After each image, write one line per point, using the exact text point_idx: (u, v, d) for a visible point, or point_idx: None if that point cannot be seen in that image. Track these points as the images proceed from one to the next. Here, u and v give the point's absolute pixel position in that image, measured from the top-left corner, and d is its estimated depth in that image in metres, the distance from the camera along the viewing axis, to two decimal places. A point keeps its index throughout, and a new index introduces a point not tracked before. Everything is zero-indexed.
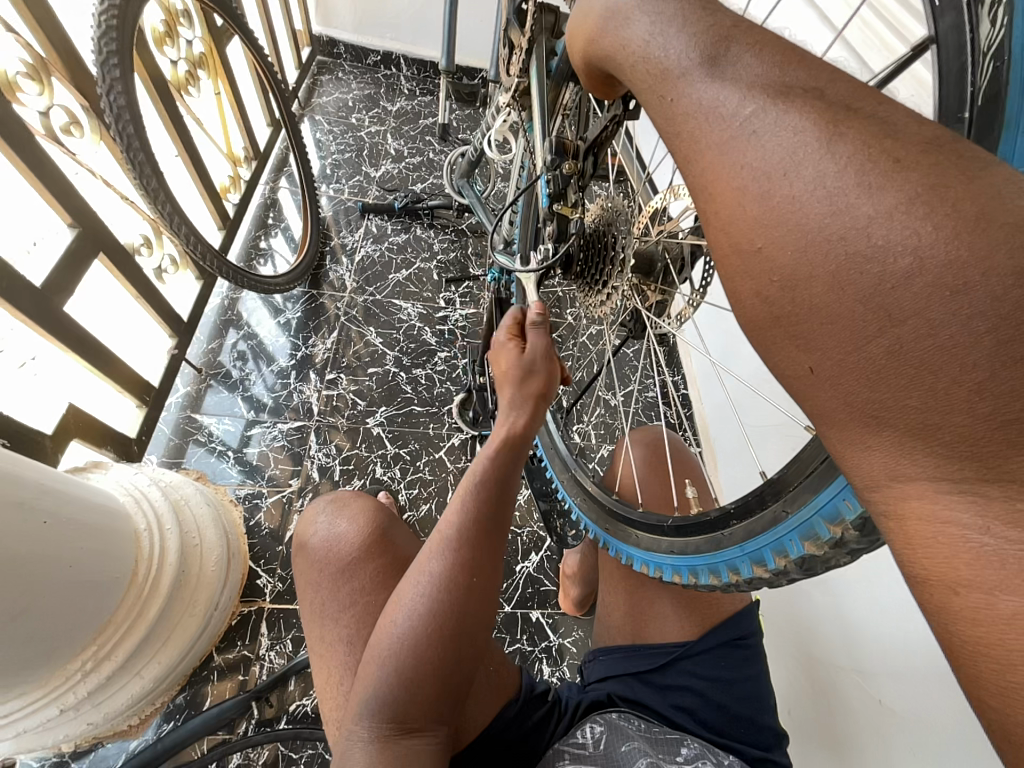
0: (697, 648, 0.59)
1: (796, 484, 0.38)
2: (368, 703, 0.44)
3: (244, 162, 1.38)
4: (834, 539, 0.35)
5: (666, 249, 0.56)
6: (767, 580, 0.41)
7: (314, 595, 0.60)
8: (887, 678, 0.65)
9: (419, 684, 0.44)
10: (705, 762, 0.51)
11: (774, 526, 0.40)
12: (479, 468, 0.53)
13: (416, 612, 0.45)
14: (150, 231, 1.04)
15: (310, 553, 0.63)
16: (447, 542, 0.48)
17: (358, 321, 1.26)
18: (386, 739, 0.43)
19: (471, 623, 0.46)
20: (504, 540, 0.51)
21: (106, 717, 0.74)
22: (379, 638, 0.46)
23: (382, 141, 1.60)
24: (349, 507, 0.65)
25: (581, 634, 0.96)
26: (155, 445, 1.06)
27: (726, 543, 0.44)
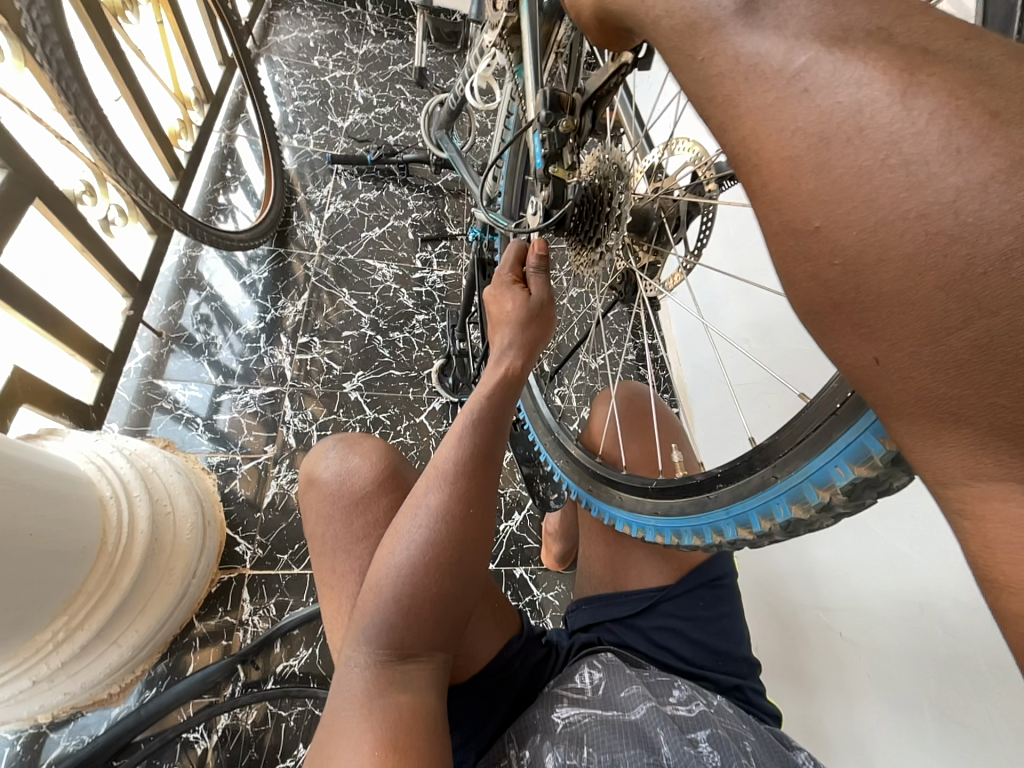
0: (674, 591, 0.61)
1: (788, 450, 0.39)
2: (366, 630, 0.45)
3: (195, 105, 1.26)
4: (821, 503, 0.36)
5: (662, 207, 0.55)
6: (750, 541, 0.42)
7: (325, 530, 0.58)
8: (849, 615, 0.70)
9: (418, 614, 0.45)
10: (698, 702, 0.52)
11: (762, 490, 0.40)
12: (476, 407, 0.51)
13: (413, 543, 0.45)
14: (92, 177, 0.95)
15: (321, 487, 0.60)
16: (443, 478, 0.48)
17: (330, 283, 1.20)
18: (384, 665, 0.44)
19: (471, 557, 0.47)
20: (498, 470, 0.51)
21: (84, 687, 0.73)
22: (374, 570, 0.46)
23: (348, 88, 1.49)
24: (359, 445, 0.63)
25: (564, 588, 0.99)
26: (115, 412, 0.99)
27: (711, 505, 0.45)
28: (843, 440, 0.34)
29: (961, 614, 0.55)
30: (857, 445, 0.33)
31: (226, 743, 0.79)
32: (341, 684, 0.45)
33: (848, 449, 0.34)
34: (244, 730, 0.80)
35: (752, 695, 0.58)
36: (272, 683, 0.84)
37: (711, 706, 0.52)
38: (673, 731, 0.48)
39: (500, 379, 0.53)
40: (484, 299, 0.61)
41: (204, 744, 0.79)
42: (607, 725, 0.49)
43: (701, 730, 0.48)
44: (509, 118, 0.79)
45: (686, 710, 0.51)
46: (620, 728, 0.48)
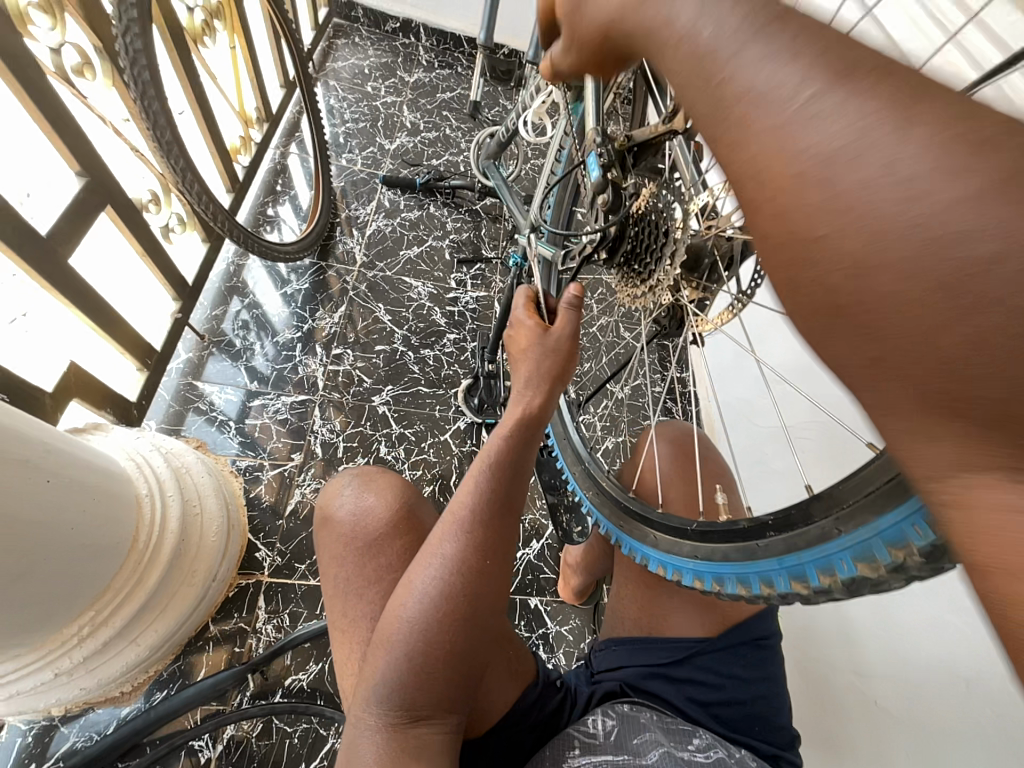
0: (714, 645, 0.59)
1: (853, 501, 0.37)
2: (379, 688, 0.44)
3: (255, 124, 1.34)
4: (895, 563, 0.34)
5: (715, 246, 0.55)
6: (804, 596, 0.41)
7: (339, 572, 0.59)
8: (884, 681, 0.66)
9: (430, 670, 0.44)
10: (715, 751, 0.51)
11: (823, 542, 0.39)
12: (493, 451, 0.52)
13: (427, 595, 0.45)
14: (158, 187, 1.00)
15: (335, 526, 0.61)
16: (459, 526, 0.48)
17: (366, 297, 1.23)
18: (395, 727, 0.43)
19: (485, 607, 0.46)
20: (513, 516, 0.51)
21: (99, 683, 0.73)
22: (388, 623, 0.46)
23: (397, 113, 1.55)
24: (375, 482, 0.63)
25: (578, 623, 0.97)
26: (154, 410, 1.03)
27: (761, 554, 0.44)
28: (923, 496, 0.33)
29: None
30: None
31: (231, 754, 0.78)
32: (353, 747, 0.43)
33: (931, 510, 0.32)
34: (248, 742, 0.79)
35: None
36: (279, 697, 0.83)
37: (731, 757, 0.51)
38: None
39: (514, 424, 0.53)
40: (506, 339, 0.63)
41: (208, 752, 0.78)
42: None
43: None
44: (562, 151, 0.81)
45: (705, 757, 0.50)
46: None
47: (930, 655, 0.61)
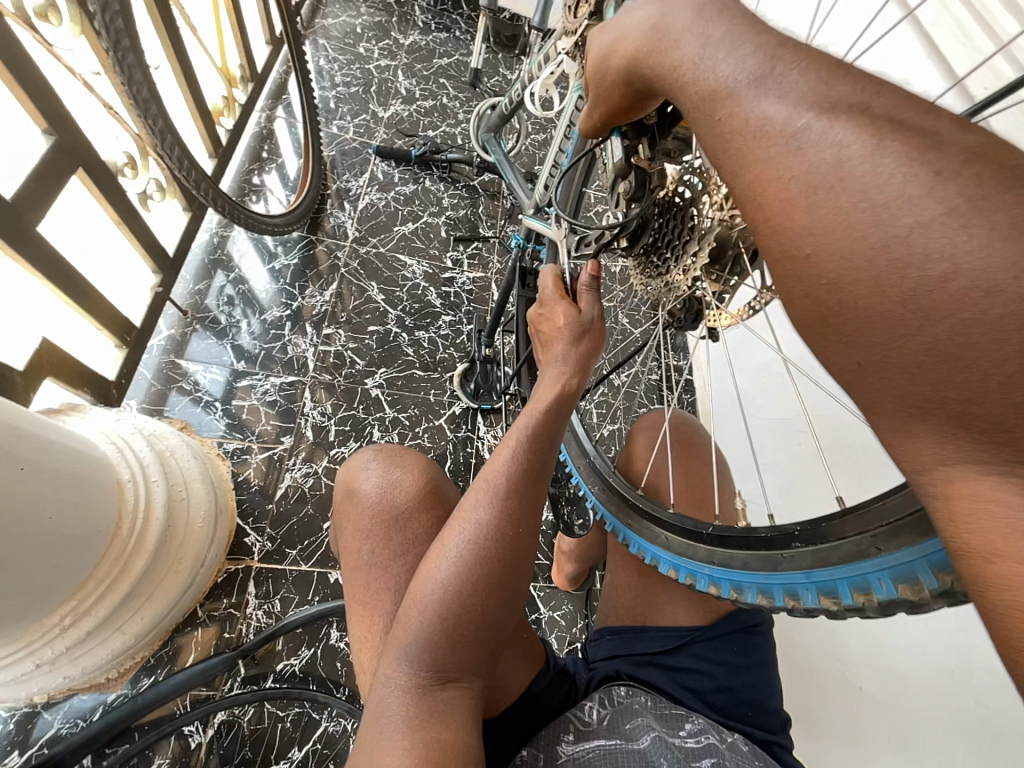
0: (710, 634, 0.60)
1: (892, 521, 0.36)
2: (408, 649, 0.43)
3: (239, 83, 1.25)
4: (941, 589, 0.33)
5: (739, 237, 0.51)
6: (832, 612, 0.40)
7: (362, 545, 0.56)
8: (870, 669, 0.68)
9: (462, 632, 0.43)
10: (706, 733, 0.52)
11: (858, 560, 0.38)
12: (534, 418, 0.49)
13: (462, 558, 0.44)
14: (135, 150, 0.93)
15: (359, 500, 0.59)
16: (494, 492, 0.47)
17: (359, 275, 1.18)
18: (424, 688, 0.42)
19: (517, 576, 0.46)
20: (546, 485, 0.50)
21: (83, 671, 0.71)
22: (418, 586, 0.45)
23: (391, 78, 1.47)
24: (401, 461, 0.61)
25: (571, 608, 0.97)
26: (135, 389, 0.98)
27: (784, 565, 0.43)
28: None
29: (993, 682, 0.53)
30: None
31: (221, 738, 0.78)
32: (378, 707, 0.43)
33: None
34: (240, 727, 0.79)
35: (779, 751, 0.56)
36: (271, 682, 0.82)
37: (723, 741, 0.52)
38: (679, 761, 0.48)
39: (554, 395, 0.50)
40: (533, 321, 0.59)
41: (199, 737, 0.77)
42: (613, 759, 0.48)
43: (707, 760, 0.49)
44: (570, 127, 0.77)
45: (695, 742, 0.51)
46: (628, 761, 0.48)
47: (908, 648, 0.62)
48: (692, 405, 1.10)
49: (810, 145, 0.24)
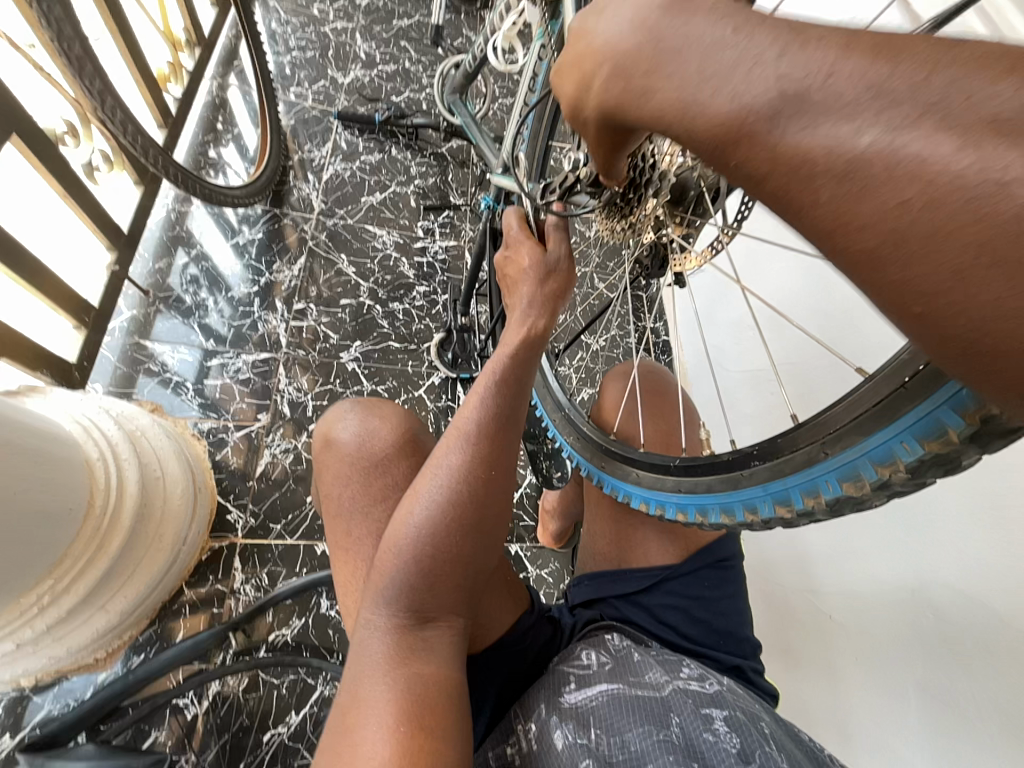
0: (682, 569, 0.62)
1: (840, 426, 0.38)
2: (386, 592, 0.44)
3: (185, 48, 1.19)
4: (879, 480, 0.35)
5: (702, 177, 0.52)
6: (787, 520, 0.42)
7: (342, 490, 0.57)
8: (839, 598, 0.71)
9: (439, 574, 0.44)
10: (710, 679, 0.53)
11: (808, 467, 0.40)
12: (505, 364, 0.49)
13: (435, 502, 0.45)
14: (73, 116, 0.89)
15: (336, 449, 0.59)
16: (465, 439, 0.47)
17: (328, 248, 1.14)
18: (404, 627, 0.44)
19: (491, 520, 0.47)
20: (519, 428, 0.50)
21: (69, 651, 0.71)
22: (394, 531, 0.46)
23: (350, 41, 1.40)
24: (378, 411, 0.61)
25: (557, 565, 1.00)
26: (100, 374, 0.95)
27: (744, 483, 0.45)
28: (910, 416, 0.34)
29: (951, 598, 0.56)
30: (929, 420, 0.32)
31: (218, 709, 0.79)
32: (360, 647, 0.44)
33: (919, 424, 0.33)
34: (235, 697, 0.80)
35: (753, 674, 0.60)
36: (264, 652, 0.83)
37: (722, 685, 0.53)
38: (689, 713, 0.48)
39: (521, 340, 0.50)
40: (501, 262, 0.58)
41: (194, 709, 0.78)
42: (617, 705, 0.49)
43: (717, 708, 0.48)
44: (535, 78, 0.74)
45: (697, 685, 0.52)
46: (633, 707, 0.48)
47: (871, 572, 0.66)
48: (668, 363, 1.11)
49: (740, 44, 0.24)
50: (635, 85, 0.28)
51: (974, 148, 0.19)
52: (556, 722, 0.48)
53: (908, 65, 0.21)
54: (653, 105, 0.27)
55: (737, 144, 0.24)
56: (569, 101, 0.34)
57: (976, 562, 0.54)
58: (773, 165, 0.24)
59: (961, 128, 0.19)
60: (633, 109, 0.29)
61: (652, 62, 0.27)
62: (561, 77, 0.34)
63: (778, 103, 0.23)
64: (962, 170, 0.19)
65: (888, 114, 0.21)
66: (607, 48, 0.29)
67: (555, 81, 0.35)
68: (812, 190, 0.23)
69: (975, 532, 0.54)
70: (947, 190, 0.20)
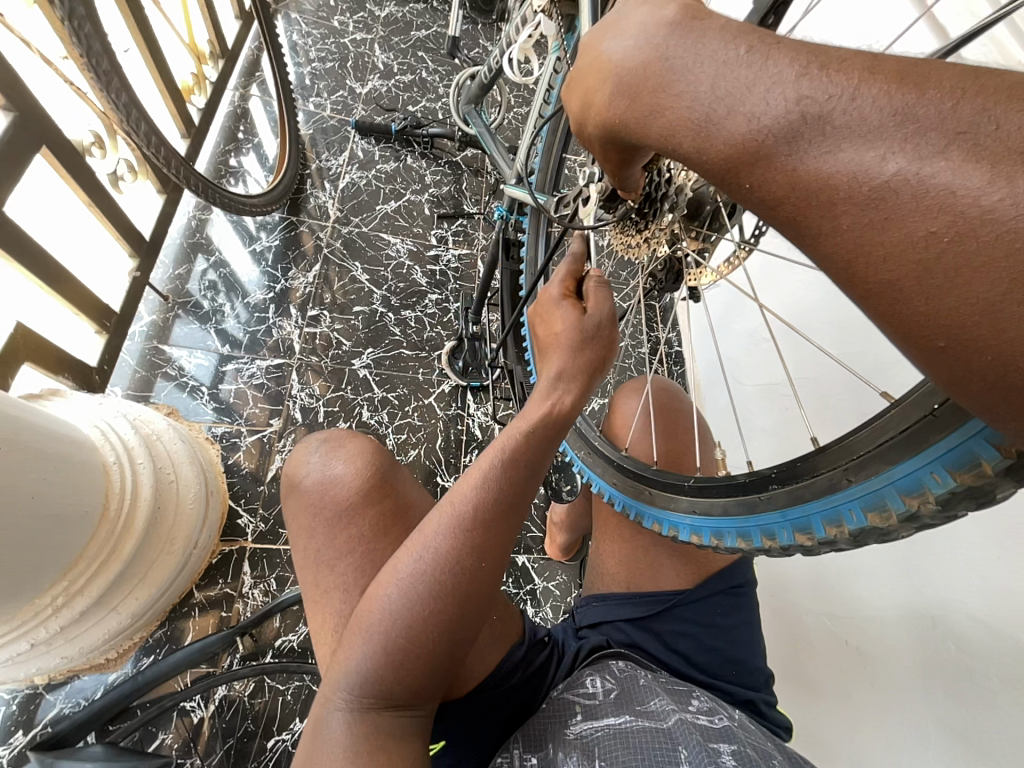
0: (692, 595, 0.61)
1: (863, 453, 0.37)
2: (352, 674, 0.44)
3: (209, 61, 1.23)
4: (908, 512, 0.34)
5: (717, 193, 0.51)
6: (807, 547, 0.41)
7: (307, 543, 0.57)
8: (854, 622, 0.69)
9: (411, 665, 0.43)
10: (719, 715, 0.52)
11: (828, 495, 0.39)
12: (506, 446, 0.48)
13: (414, 589, 0.44)
14: (100, 127, 0.93)
15: (303, 495, 0.59)
16: (455, 521, 0.46)
17: (342, 255, 1.16)
18: (366, 713, 0.43)
19: (473, 612, 0.45)
20: (521, 511, 0.49)
21: (81, 651, 0.73)
22: (371, 607, 0.45)
23: (368, 52, 1.42)
24: (344, 449, 0.61)
25: (564, 579, 0.99)
26: (120, 377, 0.98)
27: (761, 507, 0.44)
28: (942, 445, 0.32)
29: (971, 626, 0.54)
30: (961, 451, 0.31)
31: (223, 713, 0.79)
32: (321, 719, 0.44)
33: (950, 456, 0.32)
34: (240, 701, 0.80)
35: (765, 708, 0.58)
36: (270, 657, 0.83)
37: (733, 720, 0.51)
38: (696, 745, 0.46)
39: (537, 418, 0.49)
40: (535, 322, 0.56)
41: (200, 713, 0.79)
42: (622, 739, 0.48)
43: (724, 743, 0.47)
44: (550, 92, 0.74)
45: (707, 718, 0.50)
46: (639, 741, 0.47)
47: (891, 601, 0.63)
48: (681, 375, 1.10)
49: (750, 76, 0.24)
50: (641, 103, 0.28)
51: (1005, 181, 0.18)
52: (562, 757, 0.47)
53: (935, 93, 0.20)
54: (662, 123, 0.27)
55: (752, 165, 0.24)
56: (576, 118, 0.34)
57: (997, 593, 0.52)
58: (793, 187, 0.23)
59: (986, 177, 0.19)
60: (640, 126, 0.29)
61: (658, 81, 0.27)
62: (569, 93, 0.34)
63: (798, 125, 0.22)
64: (994, 202, 0.19)
65: (912, 144, 0.20)
66: (614, 67, 0.29)
67: (566, 94, 0.35)
68: (833, 216, 0.22)
69: (997, 559, 0.52)
70: (975, 223, 0.19)
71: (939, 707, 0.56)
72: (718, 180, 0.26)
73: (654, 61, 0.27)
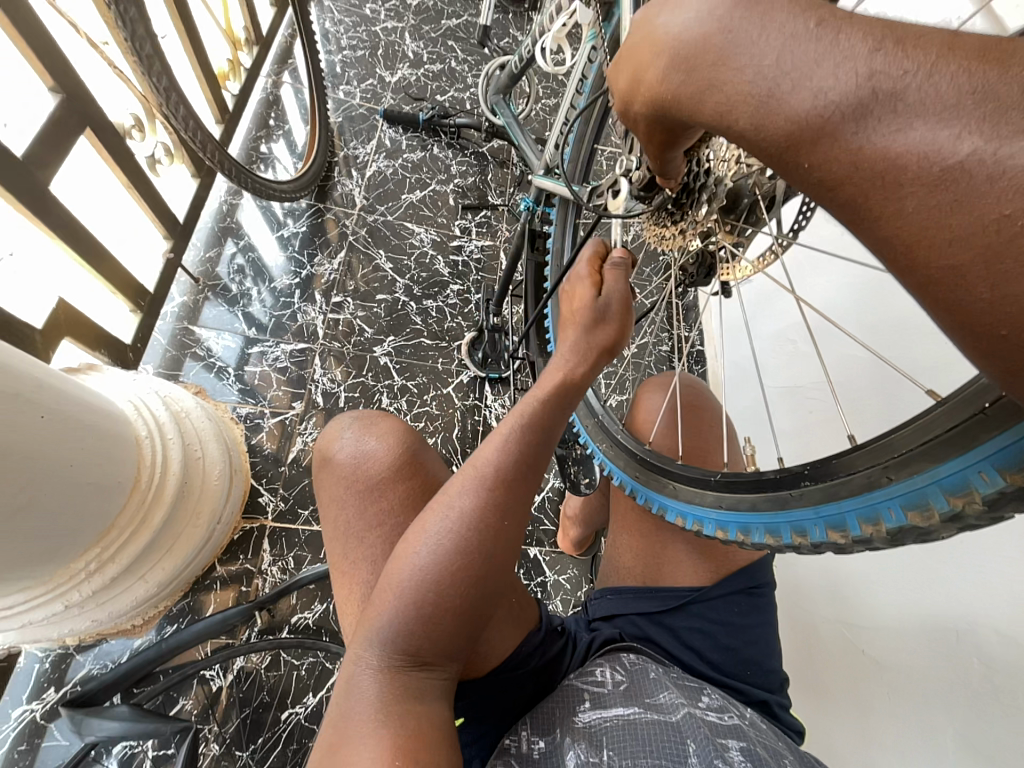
0: (711, 594, 0.61)
1: (905, 450, 0.36)
2: (380, 633, 0.44)
3: (244, 47, 1.25)
4: (951, 512, 0.33)
5: (756, 184, 0.49)
6: (839, 546, 0.40)
7: (339, 513, 0.58)
8: (874, 630, 0.68)
9: (435, 618, 0.44)
10: (730, 713, 0.51)
11: (867, 491, 0.39)
12: (525, 411, 0.50)
13: (438, 547, 0.45)
14: (140, 111, 0.96)
15: (335, 468, 0.60)
16: (480, 482, 0.47)
17: (367, 243, 1.17)
18: (396, 672, 0.43)
19: (495, 570, 0.46)
20: (539, 474, 0.50)
21: (110, 616, 0.76)
22: (396, 569, 0.45)
23: (399, 41, 1.42)
24: (376, 426, 0.62)
25: (576, 572, 0.99)
26: (151, 355, 1.01)
27: (792, 503, 0.44)
28: (994, 443, 0.31)
29: (1000, 639, 0.52)
30: (1015, 451, 0.30)
31: (241, 683, 0.82)
32: (349, 682, 0.44)
33: (1001, 455, 0.31)
34: (256, 673, 0.83)
35: (779, 711, 0.58)
36: (287, 633, 0.86)
37: (744, 719, 0.51)
38: (704, 741, 0.46)
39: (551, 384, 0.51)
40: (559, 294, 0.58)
41: (219, 681, 0.82)
42: (631, 729, 0.48)
43: (733, 739, 0.47)
44: (584, 80, 0.73)
45: (717, 716, 0.50)
46: (647, 733, 0.47)
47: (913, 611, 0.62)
48: (702, 374, 1.08)
49: (818, 53, 0.23)
50: (698, 77, 0.28)
51: None
52: (569, 741, 0.48)
53: (1019, 72, 0.20)
54: (718, 98, 0.27)
55: (813, 143, 0.23)
56: (623, 96, 0.34)
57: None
58: (855, 167, 0.23)
59: None
60: (693, 104, 0.28)
61: (717, 54, 0.27)
62: (618, 68, 0.34)
63: (867, 102, 0.22)
64: None
65: (990, 123, 0.19)
66: (669, 40, 0.29)
67: (612, 75, 0.35)
68: (898, 198, 0.22)
69: None
70: None
71: (960, 720, 0.55)
72: (772, 159, 0.26)
73: (715, 34, 0.27)
